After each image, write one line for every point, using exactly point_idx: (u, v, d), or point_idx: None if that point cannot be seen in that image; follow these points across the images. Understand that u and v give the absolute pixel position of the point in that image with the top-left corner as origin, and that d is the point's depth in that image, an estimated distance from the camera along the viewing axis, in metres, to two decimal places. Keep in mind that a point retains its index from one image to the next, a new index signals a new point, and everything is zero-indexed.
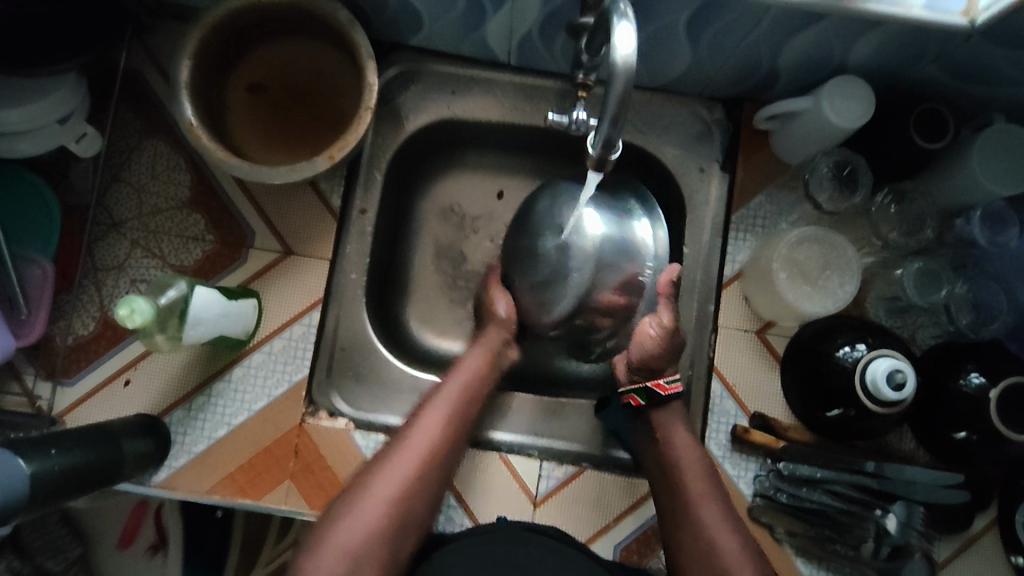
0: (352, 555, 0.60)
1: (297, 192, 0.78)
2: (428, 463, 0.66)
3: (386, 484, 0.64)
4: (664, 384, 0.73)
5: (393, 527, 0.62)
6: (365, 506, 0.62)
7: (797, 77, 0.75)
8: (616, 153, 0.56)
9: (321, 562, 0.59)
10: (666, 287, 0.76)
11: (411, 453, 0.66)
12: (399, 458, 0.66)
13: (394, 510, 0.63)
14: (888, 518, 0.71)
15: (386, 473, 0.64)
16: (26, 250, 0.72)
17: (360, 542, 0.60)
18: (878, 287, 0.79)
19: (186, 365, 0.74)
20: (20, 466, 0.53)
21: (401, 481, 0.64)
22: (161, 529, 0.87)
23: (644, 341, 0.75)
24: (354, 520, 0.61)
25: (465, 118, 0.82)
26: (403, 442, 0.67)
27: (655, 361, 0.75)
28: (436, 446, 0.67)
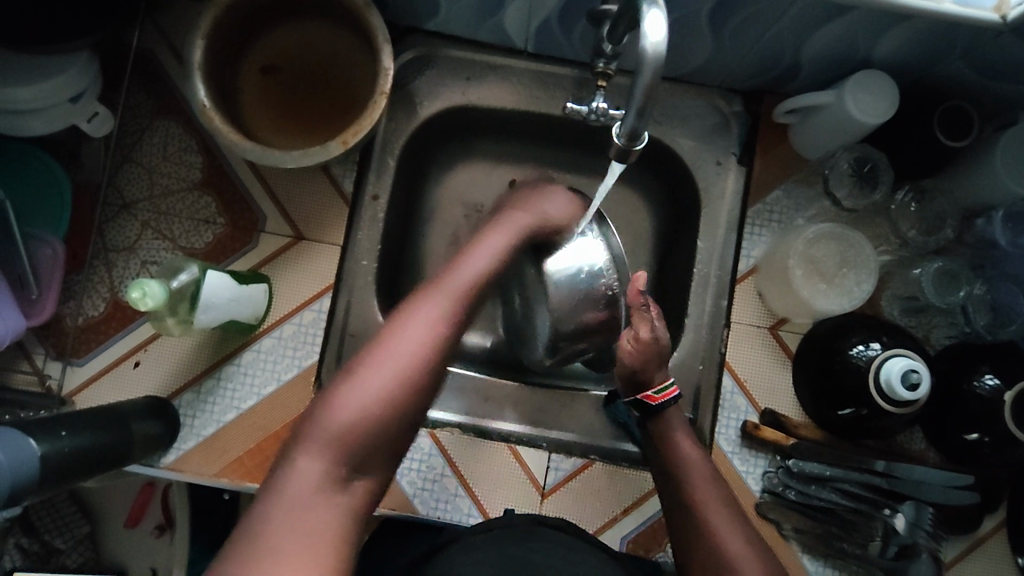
0: (348, 445, 0.49)
1: (309, 177, 0.77)
2: (442, 335, 0.53)
3: (393, 354, 0.51)
4: (653, 394, 0.69)
5: (400, 406, 0.51)
6: (366, 381, 0.50)
7: (820, 70, 0.74)
8: (639, 145, 0.55)
9: (314, 448, 0.49)
10: (638, 297, 0.69)
11: (424, 318, 0.53)
12: (410, 323, 0.53)
13: (401, 386, 0.51)
14: (897, 518, 0.71)
15: (393, 343, 0.52)
16: (37, 230, 0.72)
17: (358, 429, 0.49)
18: (894, 286, 0.78)
19: (196, 348, 0.74)
20: (31, 448, 0.53)
21: (410, 354, 0.52)
22: (167, 508, 0.88)
23: (626, 358, 0.69)
24: (352, 399, 0.50)
25: (480, 104, 0.80)
26: (414, 305, 0.54)
27: (647, 369, 0.69)
28: (455, 314, 0.55)
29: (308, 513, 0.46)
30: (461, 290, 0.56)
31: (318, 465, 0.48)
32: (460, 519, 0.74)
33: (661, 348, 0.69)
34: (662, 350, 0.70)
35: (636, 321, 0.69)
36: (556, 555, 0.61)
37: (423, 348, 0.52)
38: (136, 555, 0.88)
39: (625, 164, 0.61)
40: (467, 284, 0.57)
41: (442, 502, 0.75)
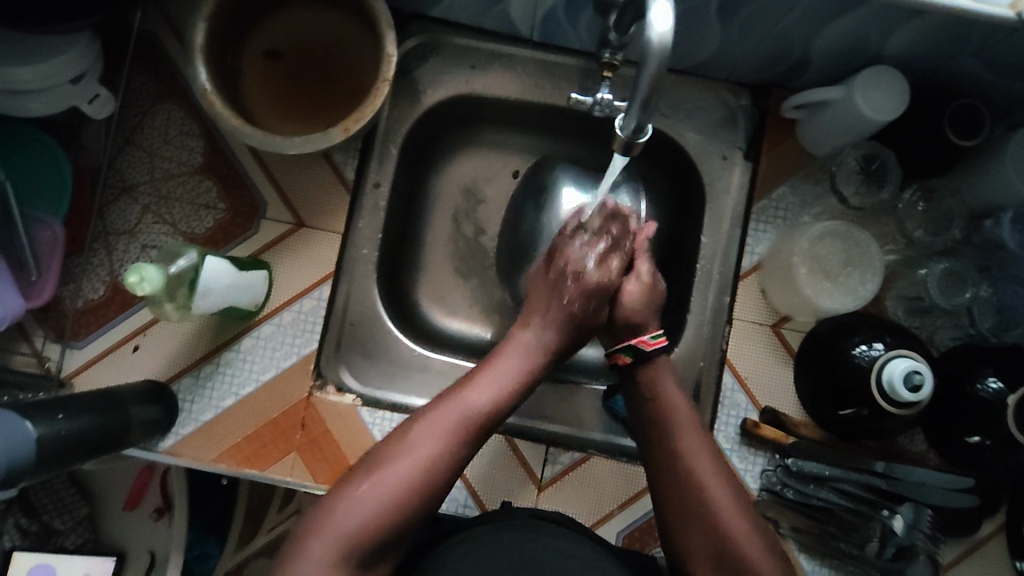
0: (354, 538, 0.55)
1: (311, 164, 0.76)
2: (452, 445, 0.59)
3: (388, 481, 0.57)
4: (649, 339, 0.68)
5: (405, 509, 0.57)
6: (377, 483, 0.57)
7: (830, 65, 0.73)
8: (643, 138, 0.55)
9: (323, 542, 0.55)
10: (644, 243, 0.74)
11: (427, 445, 0.59)
12: (409, 451, 0.58)
13: (391, 513, 0.56)
14: (895, 519, 0.70)
15: (406, 449, 0.58)
16: (37, 211, 0.71)
17: (365, 525, 0.55)
18: (900, 286, 0.77)
19: (195, 333, 0.74)
20: (27, 430, 0.53)
21: (420, 461, 0.58)
22: (166, 493, 0.88)
23: (626, 297, 0.71)
24: (363, 498, 0.56)
25: (484, 94, 0.80)
26: (430, 415, 0.60)
27: (638, 317, 0.70)
28: (467, 426, 0.60)
29: None
30: (467, 420, 0.61)
31: (331, 555, 0.54)
32: (458, 510, 0.74)
33: (659, 292, 0.72)
34: (659, 296, 0.72)
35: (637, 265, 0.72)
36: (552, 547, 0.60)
37: (418, 475, 0.58)
38: (134, 538, 0.88)
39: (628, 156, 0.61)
40: (472, 413, 0.61)
41: None
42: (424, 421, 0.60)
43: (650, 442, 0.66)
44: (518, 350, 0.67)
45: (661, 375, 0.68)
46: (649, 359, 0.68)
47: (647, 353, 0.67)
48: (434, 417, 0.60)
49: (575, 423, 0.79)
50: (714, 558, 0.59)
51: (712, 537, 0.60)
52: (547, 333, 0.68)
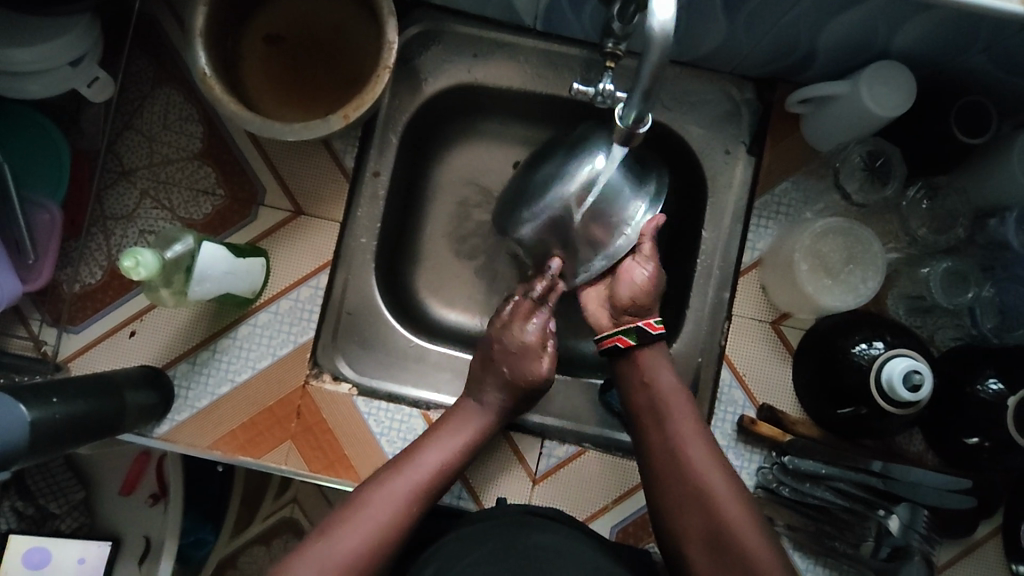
0: None
1: (310, 151, 0.76)
2: (404, 515, 0.61)
3: (338, 547, 0.58)
4: (653, 323, 0.71)
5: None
6: (330, 551, 0.58)
7: (835, 60, 0.72)
8: (644, 128, 0.57)
9: None
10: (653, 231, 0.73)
11: (377, 513, 0.60)
12: (359, 518, 0.59)
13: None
14: (891, 519, 0.69)
15: (357, 518, 0.60)
16: (35, 193, 0.71)
17: None
18: (901, 285, 0.77)
19: (192, 319, 0.73)
20: (20, 413, 0.52)
21: (371, 530, 0.59)
22: (162, 479, 0.87)
23: (631, 280, 0.72)
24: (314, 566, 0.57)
25: (486, 83, 0.79)
26: (382, 484, 0.62)
27: (642, 301, 0.72)
28: (418, 496, 0.62)
29: None
30: (416, 489, 0.63)
31: None
32: (452, 502, 0.74)
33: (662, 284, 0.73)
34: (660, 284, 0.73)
35: (642, 248, 0.73)
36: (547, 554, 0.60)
37: (369, 542, 0.59)
38: (130, 523, 0.88)
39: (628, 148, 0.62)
40: (420, 482, 0.63)
41: None
42: (374, 490, 0.62)
43: (648, 435, 0.67)
44: (464, 419, 0.70)
45: (657, 367, 0.69)
46: (652, 342, 0.70)
47: (651, 338, 0.70)
48: (385, 485, 0.62)
49: (569, 416, 0.79)
50: (711, 543, 0.60)
51: (708, 523, 0.60)
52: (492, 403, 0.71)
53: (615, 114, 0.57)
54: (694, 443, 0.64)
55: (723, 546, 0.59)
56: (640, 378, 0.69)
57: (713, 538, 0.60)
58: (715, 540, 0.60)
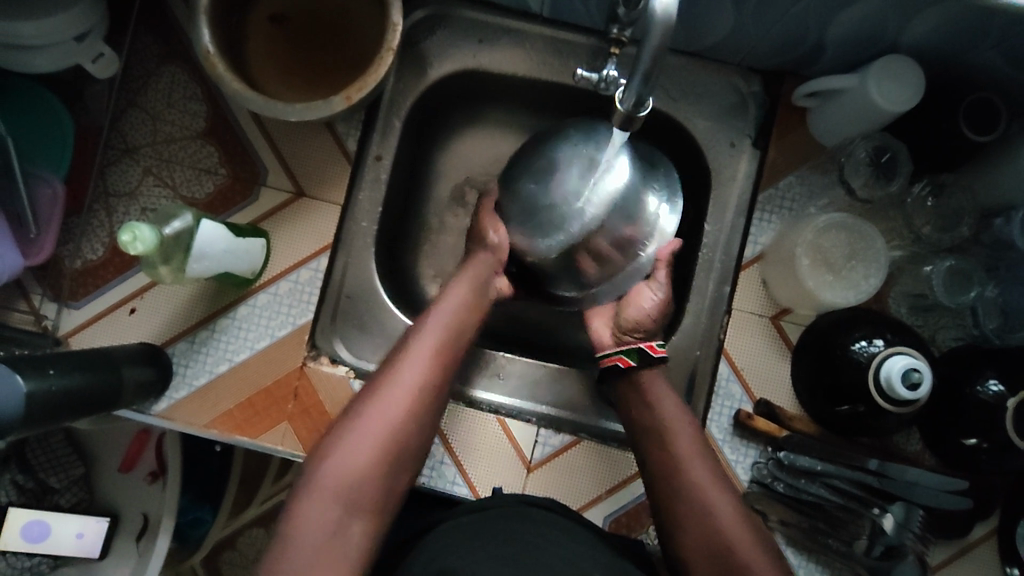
0: (349, 488, 0.57)
1: (313, 133, 0.76)
2: (421, 391, 0.63)
3: (369, 429, 0.60)
4: (655, 346, 0.71)
5: (391, 455, 0.60)
6: (363, 435, 0.59)
7: (843, 53, 0.71)
8: (644, 111, 0.57)
9: (318, 503, 0.56)
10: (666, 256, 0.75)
11: (397, 391, 0.62)
12: (384, 396, 0.61)
13: (377, 454, 0.59)
14: (885, 517, 0.69)
15: (379, 399, 0.61)
16: (39, 168, 0.72)
17: (357, 475, 0.58)
18: (903, 282, 0.76)
19: (192, 298, 0.74)
20: (17, 385, 0.53)
21: (396, 410, 0.61)
22: (161, 458, 0.87)
23: (636, 304, 0.74)
24: (350, 449, 0.59)
25: (491, 68, 0.79)
26: (395, 367, 0.64)
27: (645, 325, 0.74)
28: (430, 371, 0.64)
29: (318, 562, 0.54)
30: (428, 360, 0.65)
31: (329, 513, 0.56)
32: (446, 487, 0.74)
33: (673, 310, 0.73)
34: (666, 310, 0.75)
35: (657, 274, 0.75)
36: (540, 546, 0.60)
37: (395, 419, 0.61)
38: (128, 499, 0.89)
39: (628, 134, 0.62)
40: (429, 356, 0.65)
41: (428, 468, 0.74)
42: (390, 371, 0.63)
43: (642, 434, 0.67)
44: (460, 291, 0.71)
45: (655, 383, 0.70)
46: (652, 365, 0.70)
47: (651, 360, 0.70)
48: (399, 365, 0.64)
49: (566, 406, 0.79)
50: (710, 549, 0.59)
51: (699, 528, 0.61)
52: (480, 279, 0.73)
53: (615, 97, 0.57)
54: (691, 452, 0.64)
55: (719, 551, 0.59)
56: (637, 389, 0.70)
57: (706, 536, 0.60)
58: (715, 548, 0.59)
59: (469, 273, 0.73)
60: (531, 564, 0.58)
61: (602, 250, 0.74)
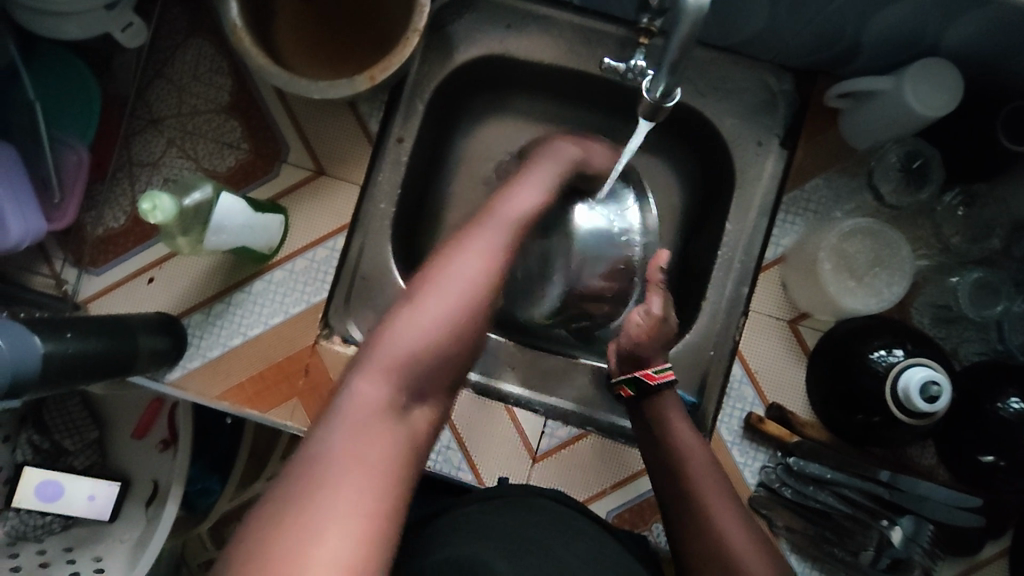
0: (412, 365, 0.50)
1: (336, 113, 0.76)
2: (496, 264, 0.54)
3: (440, 300, 0.51)
4: (653, 373, 0.69)
5: (462, 332, 0.52)
6: (431, 307, 0.51)
7: (879, 54, 0.69)
8: (671, 103, 0.56)
9: (375, 376, 0.49)
10: (655, 274, 0.74)
11: (470, 263, 0.54)
12: (454, 266, 0.53)
13: (449, 331, 0.51)
14: (894, 530, 0.68)
15: (449, 270, 0.53)
16: (65, 134, 0.72)
17: (422, 350, 0.50)
18: (928, 292, 0.74)
19: (210, 270, 0.74)
20: (35, 345, 0.54)
21: (469, 283, 0.53)
22: (172, 425, 0.90)
23: (631, 328, 0.71)
24: (415, 322, 0.51)
25: (517, 55, 0.78)
26: (466, 238, 0.56)
27: (643, 351, 0.71)
28: (503, 247, 0.56)
29: (373, 440, 0.47)
30: (502, 234, 0.56)
31: (387, 390, 0.49)
32: (451, 472, 0.74)
33: (667, 330, 0.72)
34: (667, 331, 0.72)
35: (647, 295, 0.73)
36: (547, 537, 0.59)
37: (469, 293, 0.52)
38: (140, 464, 0.91)
39: (650, 122, 0.62)
40: (505, 231, 0.57)
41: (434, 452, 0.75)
42: (459, 243, 0.55)
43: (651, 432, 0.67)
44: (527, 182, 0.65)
45: (666, 395, 0.69)
46: (652, 394, 0.69)
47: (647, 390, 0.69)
48: (471, 238, 0.56)
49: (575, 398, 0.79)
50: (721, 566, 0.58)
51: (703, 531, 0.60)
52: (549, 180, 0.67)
53: (642, 86, 0.56)
54: (707, 471, 0.63)
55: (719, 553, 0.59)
56: (647, 412, 0.69)
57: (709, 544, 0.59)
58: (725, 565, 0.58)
59: (541, 171, 0.68)
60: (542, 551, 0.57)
61: (597, 289, 0.81)
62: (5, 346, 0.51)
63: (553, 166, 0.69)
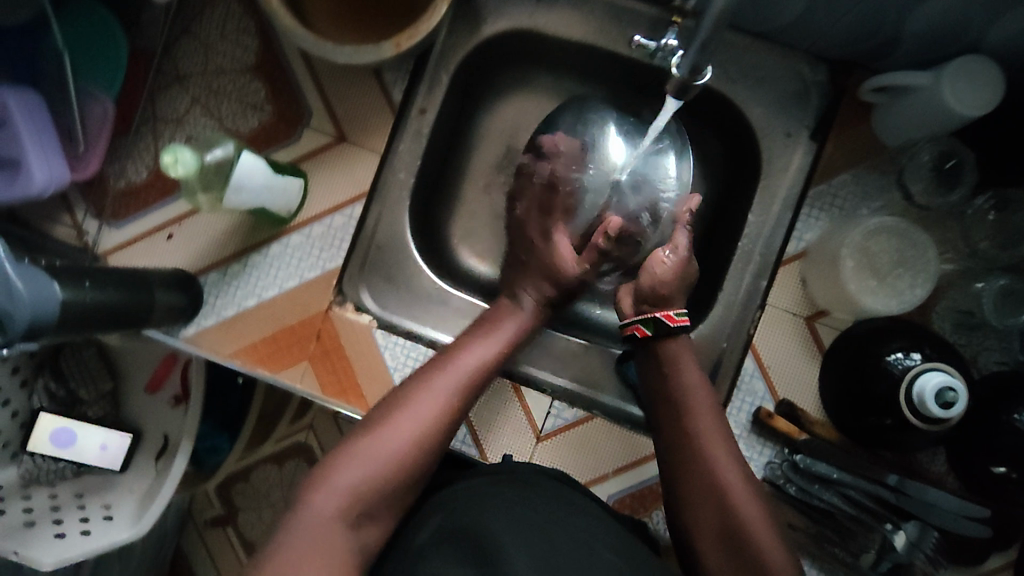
0: (359, 493, 0.56)
1: (359, 79, 0.75)
2: (448, 408, 0.62)
3: (387, 448, 0.58)
4: (674, 315, 0.69)
5: (409, 465, 0.58)
6: (384, 441, 0.58)
7: (919, 48, 0.67)
8: (701, 81, 0.57)
9: (324, 495, 0.55)
10: (685, 216, 0.77)
11: (419, 413, 0.60)
12: (412, 404, 0.60)
13: (393, 475, 0.57)
14: (897, 534, 0.68)
15: (407, 409, 0.60)
16: (91, 86, 0.73)
17: (371, 478, 0.56)
18: (951, 297, 0.72)
19: (229, 230, 0.74)
20: (54, 292, 0.54)
21: (421, 423, 0.60)
22: (185, 383, 0.90)
23: (657, 266, 0.72)
24: (368, 455, 0.57)
25: (546, 30, 0.77)
26: (428, 378, 0.63)
27: (666, 291, 0.71)
28: (460, 392, 0.63)
29: (318, 554, 0.52)
30: (461, 383, 0.63)
31: (333, 508, 0.54)
32: (455, 445, 0.75)
33: (690, 272, 0.73)
34: (689, 274, 0.73)
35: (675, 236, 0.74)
36: (554, 517, 0.59)
37: (414, 442, 0.59)
38: (152, 417, 0.92)
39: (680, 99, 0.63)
40: (460, 384, 0.63)
41: None
42: (415, 394, 0.61)
43: (667, 418, 0.66)
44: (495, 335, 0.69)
45: (681, 353, 0.69)
46: (671, 335, 0.69)
47: (668, 329, 0.68)
48: (426, 389, 0.62)
49: (583, 381, 0.79)
50: (724, 540, 0.60)
51: (719, 519, 0.60)
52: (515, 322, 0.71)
53: (672, 64, 0.56)
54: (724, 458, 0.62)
55: (738, 548, 0.59)
56: (663, 368, 0.68)
57: (727, 533, 0.60)
58: (727, 538, 0.60)
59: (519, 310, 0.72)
60: (541, 534, 0.57)
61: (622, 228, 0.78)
62: (26, 291, 0.52)
63: (516, 318, 0.71)
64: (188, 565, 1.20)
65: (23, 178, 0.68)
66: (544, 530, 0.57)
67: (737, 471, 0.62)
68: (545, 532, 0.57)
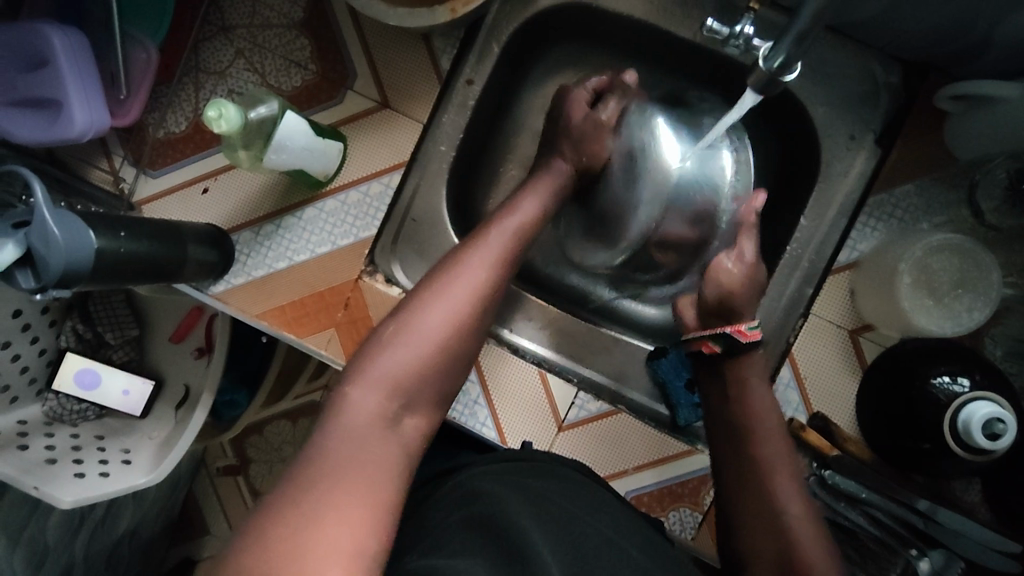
0: (401, 383, 0.53)
1: (408, 43, 0.72)
2: (488, 286, 0.60)
3: (429, 329, 0.56)
4: (745, 330, 0.65)
5: (448, 349, 0.56)
6: (426, 320, 0.56)
7: (1009, 56, 0.63)
8: (789, 76, 0.51)
9: (365, 385, 0.53)
10: (750, 216, 0.70)
11: (456, 291, 0.58)
12: (453, 280, 0.59)
13: (433, 357, 0.55)
14: (922, 560, 0.64)
15: (448, 284, 0.59)
16: (135, 30, 0.71)
17: (410, 365, 0.54)
18: (1008, 324, 0.68)
19: (264, 190, 0.73)
20: (89, 239, 0.53)
21: (460, 301, 0.58)
22: (209, 334, 0.92)
23: (723, 275, 0.69)
24: (410, 339, 0.55)
25: (607, 7, 0.73)
26: (467, 253, 0.61)
27: (734, 301, 0.68)
28: (498, 262, 0.62)
29: (369, 444, 0.50)
30: (500, 252, 0.62)
31: (375, 399, 0.52)
32: (475, 428, 0.74)
33: (756, 279, 0.69)
34: (759, 280, 0.69)
35: (740, 239, 0.70)
36: (584, 509, 0.58)
37: (455, 320, 0.57)
38: (175, 368, 0.93)
39: (760, 95, 0.58)
40: (496, 258, 0.62)
41: (461, 404, 0.74)
42: (450, 273, 0.60)
43: (720, 436, 0.66)
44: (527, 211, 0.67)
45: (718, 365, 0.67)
46: (740, 351, 0.66)
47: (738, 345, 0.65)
48: (462, 267, 0.60)
49: (611, 374, 0.78)
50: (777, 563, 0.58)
51: (773, 532, 0.59)
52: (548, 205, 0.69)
53: (759, 54, 0.52)
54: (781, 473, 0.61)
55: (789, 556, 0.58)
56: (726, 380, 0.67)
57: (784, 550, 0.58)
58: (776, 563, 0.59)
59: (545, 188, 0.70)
60: (563, 516, 0.56)
61: (676, 236, 0.77)
62: (60, 237, 0.50)
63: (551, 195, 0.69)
64: (199, 512, 1.22)
65: (63, 123, 0.67)
66: (572, 516, 0.56)
67: (796, 487, 0.61)
68: (574, 518, 0.56)
